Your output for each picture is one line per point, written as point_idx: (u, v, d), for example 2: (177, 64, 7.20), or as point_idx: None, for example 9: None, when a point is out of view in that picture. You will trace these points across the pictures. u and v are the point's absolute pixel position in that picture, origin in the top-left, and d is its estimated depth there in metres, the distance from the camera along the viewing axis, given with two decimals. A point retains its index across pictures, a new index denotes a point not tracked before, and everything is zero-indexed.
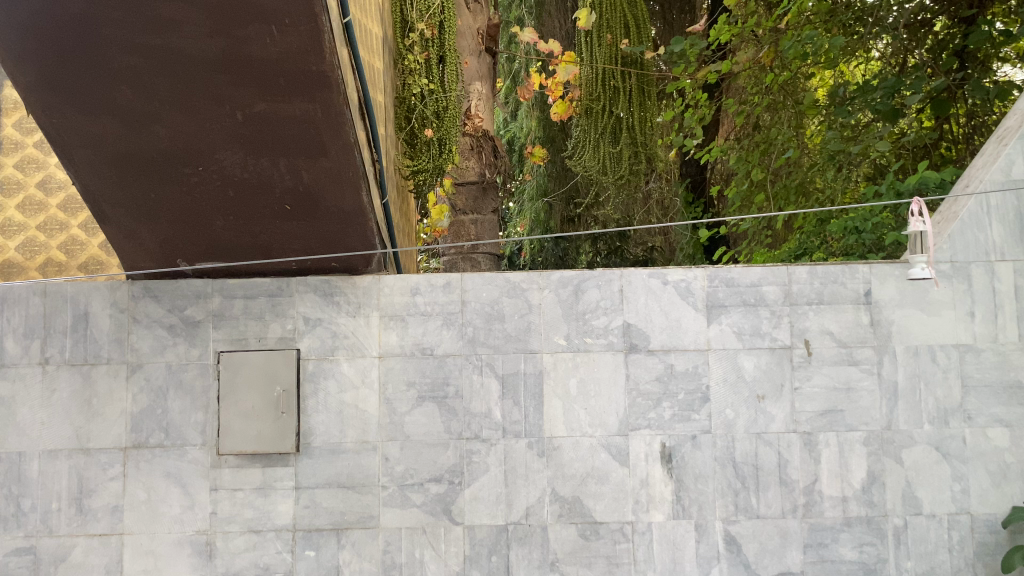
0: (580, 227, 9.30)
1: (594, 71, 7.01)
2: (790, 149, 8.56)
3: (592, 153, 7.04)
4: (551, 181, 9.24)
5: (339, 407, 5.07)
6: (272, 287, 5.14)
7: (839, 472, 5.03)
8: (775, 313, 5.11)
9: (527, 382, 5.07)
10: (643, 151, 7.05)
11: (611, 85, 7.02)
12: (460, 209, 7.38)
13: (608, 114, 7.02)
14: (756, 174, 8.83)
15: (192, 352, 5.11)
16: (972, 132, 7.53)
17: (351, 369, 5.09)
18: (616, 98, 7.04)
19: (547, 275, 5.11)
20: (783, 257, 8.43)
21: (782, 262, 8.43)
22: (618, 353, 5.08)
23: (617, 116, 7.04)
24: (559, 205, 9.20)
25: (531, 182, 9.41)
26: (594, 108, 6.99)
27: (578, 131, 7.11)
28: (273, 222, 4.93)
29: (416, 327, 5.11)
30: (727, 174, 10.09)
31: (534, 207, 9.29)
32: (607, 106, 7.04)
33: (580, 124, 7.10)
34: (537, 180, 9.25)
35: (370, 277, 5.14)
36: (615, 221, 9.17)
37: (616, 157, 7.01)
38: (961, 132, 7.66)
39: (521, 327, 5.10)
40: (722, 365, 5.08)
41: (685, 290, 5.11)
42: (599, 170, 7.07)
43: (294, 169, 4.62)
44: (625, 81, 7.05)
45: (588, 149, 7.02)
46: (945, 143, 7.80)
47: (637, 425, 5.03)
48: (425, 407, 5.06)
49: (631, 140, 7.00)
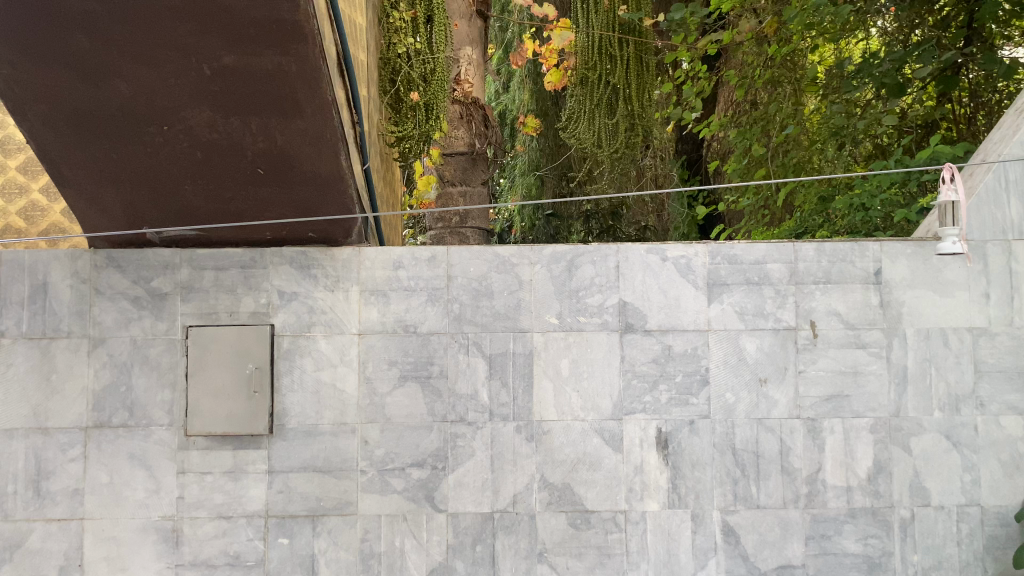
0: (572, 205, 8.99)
1: (590, 38, 6.67)
2: (790, 124, 8.23)
3: (587, 126, 6.72)
4: (543, 155, 8.92)
5: (316, 387, 4.76)
6: (245, 258, 4.80)
7: (844, 461, 4.77)
8: (780, 293, 4.83)
9: (515, 363, 4.77)
10: (639, 123, 6.75)
11: (608, 54, 6.69)
12: (449, 180, 7.05)
13: (606, 85, 6.71)
14: (754, 150, 8.50)
15: (159, 326, 4.79)
16: (976, 112, 7.24)
17: (328, 346, 4.78)
18: (613, 67, 6.72)
19: (539, 250, 4.80)
20: (784, 236, 8.12)
21: (781, 241, 8.15)
22: (613, 333, 4.78)
23: (614, 86, 6.73)
24: (552, 180, 8.89)
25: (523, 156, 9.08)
26: (591, 77, 6.68)
27: (573, 101, 6.81)
28: (246, 187, 4.57)
29: (398, 302, 4.79)
30: (723, 151, 9.74)
31: (524, 182, 8.98)
32: (603, 76, 6.72)
33: (574, 93, 6.81)
34: (529, 154, 8.92)
35: (351, 248, 4.81)
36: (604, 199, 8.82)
37: (611, 129, 6.71)
38: (963, 111, 7.35)
39: (510, 305, 4.80)
40: (724, 346, 4.79)
41: (685, 266, 4.81)
42: (595, 143, 6.74)
43: (267, 130, 4.26)
44: (623, 49, 6.72)
45: (583, 120, 6.70)
46: (947, 123, 7.42)
47: (632, 409, 4.74)
48: (407, 387, 4.76)
49: (628, 112, 6.69)
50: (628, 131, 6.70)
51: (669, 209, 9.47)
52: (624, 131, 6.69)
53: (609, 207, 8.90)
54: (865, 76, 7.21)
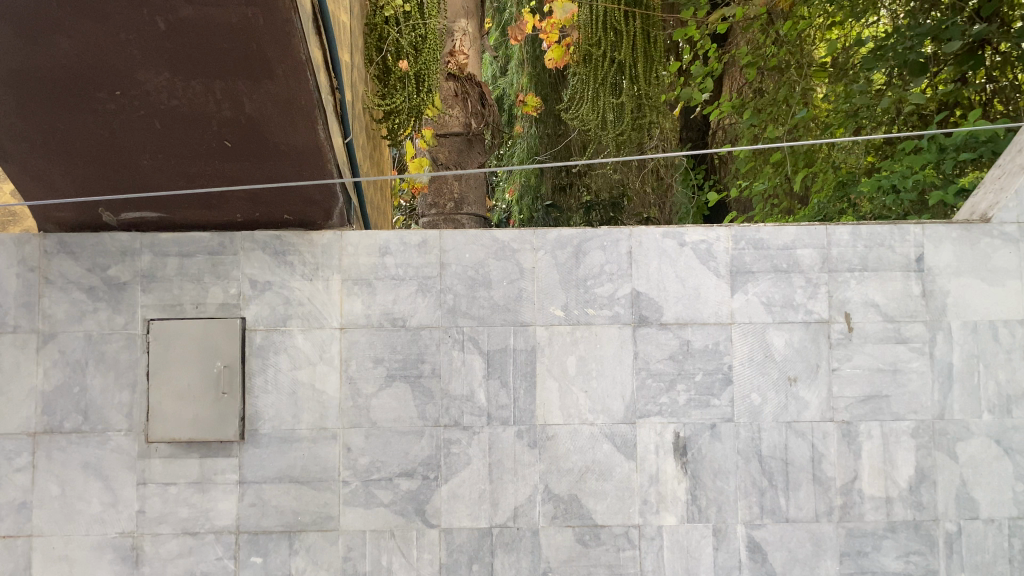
0: (572, 196, 8.63)
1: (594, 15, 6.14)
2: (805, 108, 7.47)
3: (590, 106, 6.19)
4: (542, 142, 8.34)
5: (292, 388, 4.25)
6: (213, 243, 4.30)
7: (883, 469, 4.28)
8: (811, 281, 4.32)
9: (516, 360, 4.26)
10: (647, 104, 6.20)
11: (614, 28, 6.15)
12: (444, 163, 6.46)
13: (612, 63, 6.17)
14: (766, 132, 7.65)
15: (117, 320, 4.28)
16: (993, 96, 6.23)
17: (307, 342, 4.26)
18: (618, 42, 6.16)
19: (542, 234, 4.29)
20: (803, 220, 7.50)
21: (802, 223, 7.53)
22: (625, 327, 4.27)
23: (619, 63, 6.17)
24: (550, 173, 8.50)
25: (521, 142, 8.46)
26: (597, 56, 6.13)
27: (575, 79, 6.24)
28: (212, 161, 4.05)
29: (385, 293, 4.28)
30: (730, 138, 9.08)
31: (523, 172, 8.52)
32: (608, 53, 6.17)
33: (577, 71, 6.23)
34: (528, 141, 8.32)
35: (332, 232, 4.30)
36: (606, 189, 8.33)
37: (617, 112, 6.17)
38: (980, 96, 6.30)
39: (510, 295, 4.28)
40: (749, 342, 4.28)
41: (705, 252, 4.29)
42: (599, 125, 6.21)
43: (234, 96, 3.74)
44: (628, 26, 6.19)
45: (588, 101, 6.18)
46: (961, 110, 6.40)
47: (647, 412, 4.24)
48: (395, 388, 4.25)
49: (635, 91, 6.13)
50: (635, 112, 6.17)
51: (673, 199, 8.90)
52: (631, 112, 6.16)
53: (610, 198, 8.27)
54: (886, 54, 6.42)
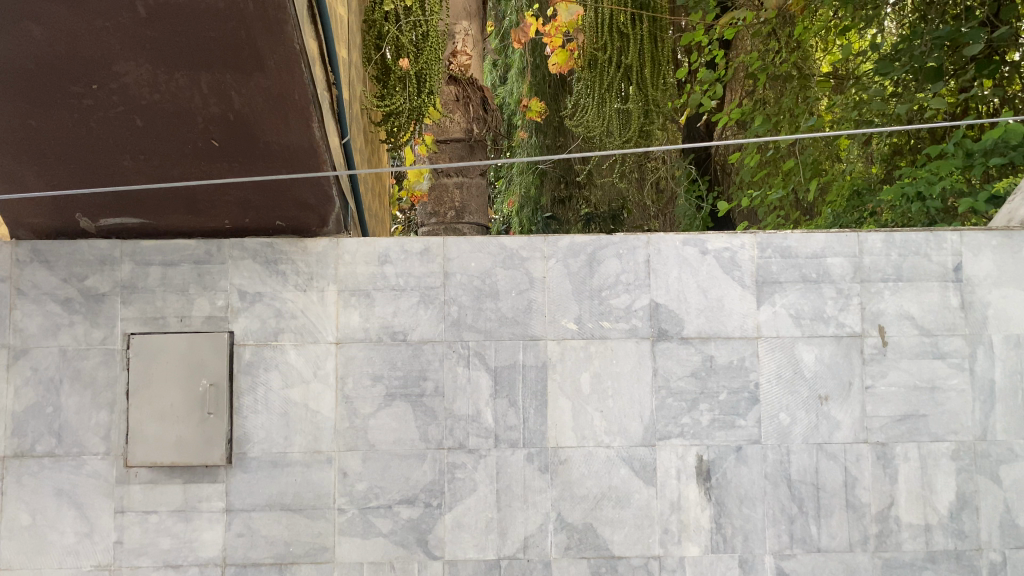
0: (570, 208, 8.27)
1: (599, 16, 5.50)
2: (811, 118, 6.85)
3: (595, 112, 5.55)
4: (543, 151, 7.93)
5: (284, 408, 3.93)
6: (199, 251, 3.99)
7: (922, 495, 3.96)
8: (842, 293, 4.03)
9: (526, 377, 3.95)
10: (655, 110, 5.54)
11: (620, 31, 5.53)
12: (443, 169, 6.09)
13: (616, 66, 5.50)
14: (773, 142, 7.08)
15: (94, 334, 3.95)
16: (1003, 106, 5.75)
17: (300, 358, 3.95)
18: (626, 46, 5.54)
19: (554, 241, 3.99)
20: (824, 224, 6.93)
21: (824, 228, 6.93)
22: (643, 342, 3.96)
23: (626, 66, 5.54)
24: (551, 181, 8.10)
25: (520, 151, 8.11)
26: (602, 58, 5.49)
27: (580, 85, 5.63)
28: (198, 163, 3.74)
29: (385, 304, 3.97)
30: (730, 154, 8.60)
31: (523, 180, 8.02)
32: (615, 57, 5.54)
33: (581, 77, 5.60)
34: (528, 151, 7.89)
35: (327, 240, 3.99)
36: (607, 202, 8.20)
37: (623, 119, 5.51)
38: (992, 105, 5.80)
39: (520, 307, 3.98)
40: (777, 357, 3.98)
41: (729, 261, 4.00)
42: (605, 133, 5.57)
43: (222, 90, 3.43)
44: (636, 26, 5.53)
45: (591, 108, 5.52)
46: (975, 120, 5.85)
47: (667, 433, 3.93)
48: (395, 407, 3.93)
49: (643, 97, 5.50)
50: (643, 120, 5.50)
51: (673, 209, 8.60)
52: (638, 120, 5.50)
53: (609, 211, 8.30)
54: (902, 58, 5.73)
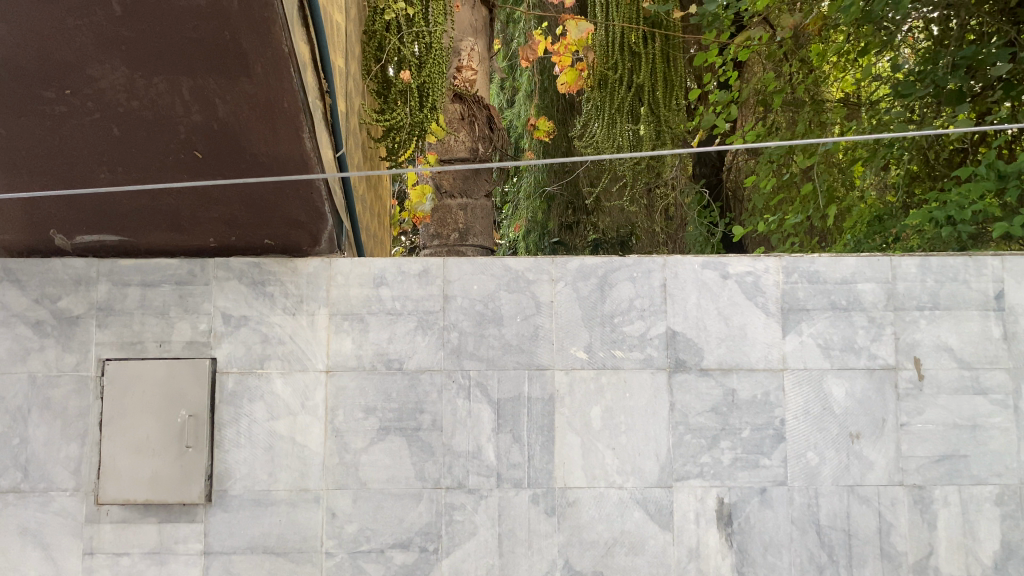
0: (578, 234, 7.95)
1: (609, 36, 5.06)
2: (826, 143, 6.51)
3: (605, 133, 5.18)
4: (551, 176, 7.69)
5: (269, 441, 3.63)
6: (181, 271, 3.71)
7: (963, 544, 3.61)
8: (874, 322, 3.72)
9: (532, 411, 3.64)
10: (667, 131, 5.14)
11: (631, 50, 5.13)
12: (447, 191, 5.80)
13: (627, 87, 5.11)
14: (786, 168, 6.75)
15: (66, 360, 3.66)
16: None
17: (287, 388, 3.65)
18: (637, 65, 5.14)
19: (562, 263, 3.70)
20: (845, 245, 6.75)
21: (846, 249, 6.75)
22: (658, 373, 3.66)
23: (638, 86, 5.14)
24: (559, 207, 7.77)
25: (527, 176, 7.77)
26: (613, 79, 5.10)
27: (588, 105, 5.25)
28: (181, 177, 3.47)
29: (379, 330, 3.68)
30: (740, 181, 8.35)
31: (530, 207, 7.71)
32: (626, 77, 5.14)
33: (590, 96, 5.23)
34: (535, 176, 7.63)
35: (319, 260, 3.71)
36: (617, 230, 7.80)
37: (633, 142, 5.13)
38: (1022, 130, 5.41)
39: (525, 334, 3.68)
40: (804, 391, 3.67)
41: (752, 286, 3.70)
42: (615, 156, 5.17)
43: (204, 97, 3.16)
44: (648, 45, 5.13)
45: (599, 133, 5.15)
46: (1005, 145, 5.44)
47: (685, 473, 3.61)
48: (388, 442, 3.63)
49: (655, 119, 5.11)
50: (656, 142, 5.11)
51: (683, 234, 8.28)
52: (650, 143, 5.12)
53: (618, 237, 7.92)
54: (925, 80, 5.36)
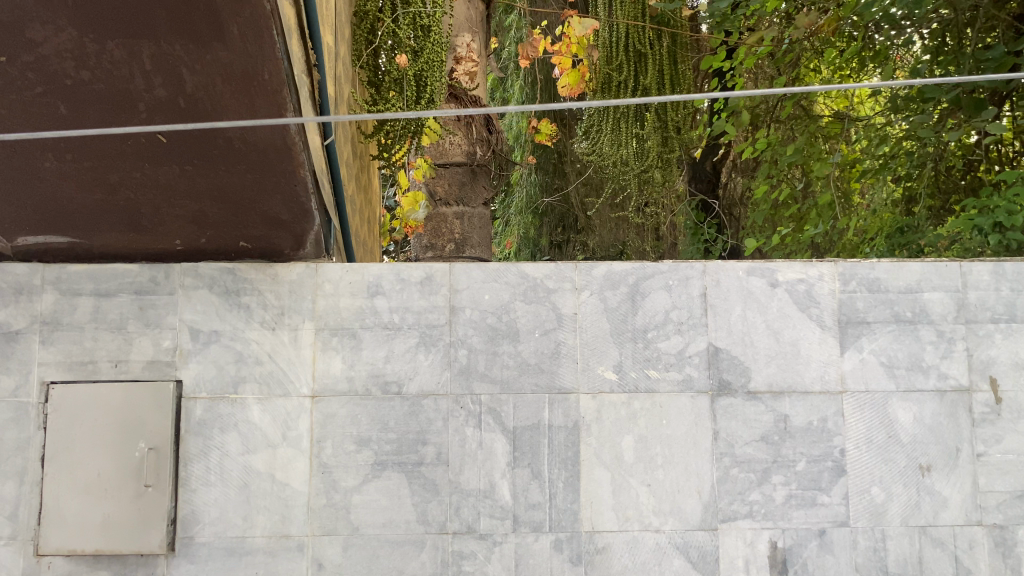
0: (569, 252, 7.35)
1: (613, 32, 4.42)
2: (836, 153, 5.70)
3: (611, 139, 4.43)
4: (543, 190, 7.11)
5: (244, 479, 3.08)
6: (142, 279, 3.16)
7: None
8: (944, 336, 3.23)
9: (554, 442, 3.12)
10: (676, 138, 4.45)
11: (639, 52, 4.44)
12: (441, 199, 5.19)
13: (632, 91, 4.41)
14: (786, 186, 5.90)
15: (3, 383, 3.10)
16: None
17: (265, 416, 3.11)
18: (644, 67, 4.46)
19: (587, 269, 3.20)
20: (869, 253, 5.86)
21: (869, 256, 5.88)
22: (699, 397, 3.16)
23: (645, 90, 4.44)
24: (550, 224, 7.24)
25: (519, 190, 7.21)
26: (618, 81, 4.41)
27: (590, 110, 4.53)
28: (141, 167, 2.91)
29: (374, 347, 3.16)
30: (737, 197, 7.80)
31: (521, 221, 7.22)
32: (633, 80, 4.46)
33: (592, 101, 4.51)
34: (527, 191, 7.08)
35: (303, 265, 3.18)
36: (605, 249, 6.99)
37: (639, 149, 4.41)
38: None
39: (544, 351, 3.17)
40: (866, 417, 3.18)
41: (805, 295, 3.22)
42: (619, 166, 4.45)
43: (169, 65, 2.62)
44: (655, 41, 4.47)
45: (604, 139, 4.42)
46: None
47: (732, 514, 3.11)
48: (385, 480, 3.09)
49: (661, 123, 4.41)
50: (663, 150, 4.42)
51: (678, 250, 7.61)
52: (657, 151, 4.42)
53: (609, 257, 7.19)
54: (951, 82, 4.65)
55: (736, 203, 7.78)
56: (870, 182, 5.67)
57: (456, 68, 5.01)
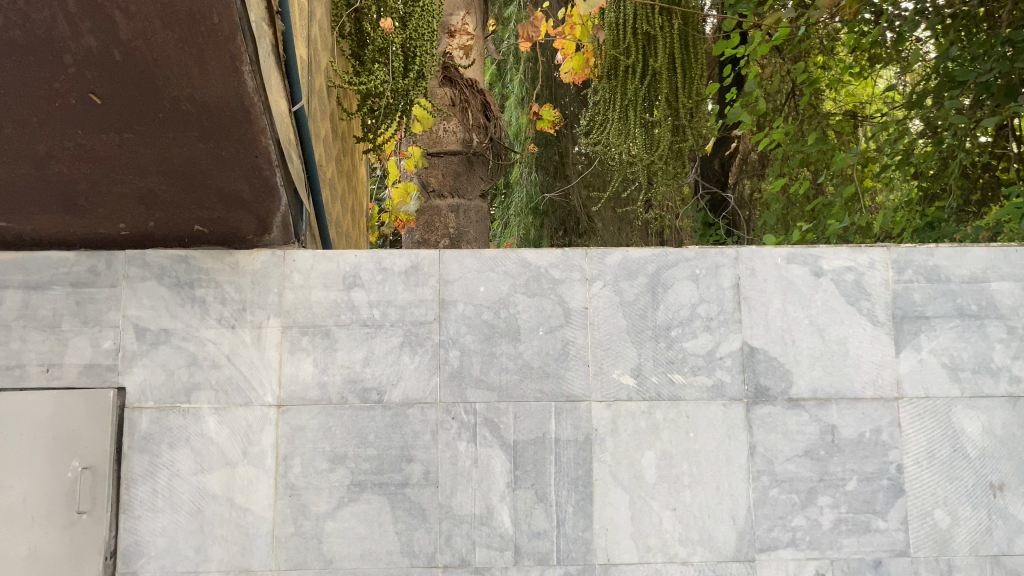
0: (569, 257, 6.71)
1: (621, 11, 3.69)
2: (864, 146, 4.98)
3: (620, 126, 3.67)
4: (544, 189, 6.52)
5: (198, 504, 2.62)
6: (80, 268, 2.70)
7: None
8: (1016, 333, 2.75)
9: (563, 458, 2.66)
10: (689, 126, 3.66)
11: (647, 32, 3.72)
12: (435, 190, 4.50)
13: (640, 76, 3.68)
14: (806, 183, 5.19)
15: None
16: None
17: (223, 429, 2.65)
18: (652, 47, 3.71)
19: (599, 256, 2.74)
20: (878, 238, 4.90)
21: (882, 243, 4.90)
22: (732, 405, 2.70)
23: (655, 73, 3.68)
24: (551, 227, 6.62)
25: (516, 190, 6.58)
26: (625, 65, 3.67)
27: (597, 96, 3.77)
28: (71, 133, 2.39)
29: (352, 348, 2.70)
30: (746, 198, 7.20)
31: (521, 223, 6.53)
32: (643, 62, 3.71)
33: (600, 88, 3.77)
34: (528, 190, 6.45)
35: (270, 253, 2.73)
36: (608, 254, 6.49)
37: (648, 139, 3.67)
38: None
39: (551, 351, 2.71)
40: (928, 428, 2.71)
41: (854, 286, 2.76)
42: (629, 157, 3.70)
43: (96, 4, 2.14)
44: (664, 23, 3.71)
45: (611, 129, 3.69)
46: None
47: (771, 542, 2.64)
48: (363, 504, 2.64)
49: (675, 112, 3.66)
50: (675, 143, 3.67)
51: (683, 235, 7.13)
52: (669, 141, 3.66)
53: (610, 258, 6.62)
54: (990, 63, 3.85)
55: (745, 204, 7.14)
56: (884, 183, 4.82)
57: (449, 44, 4.42)
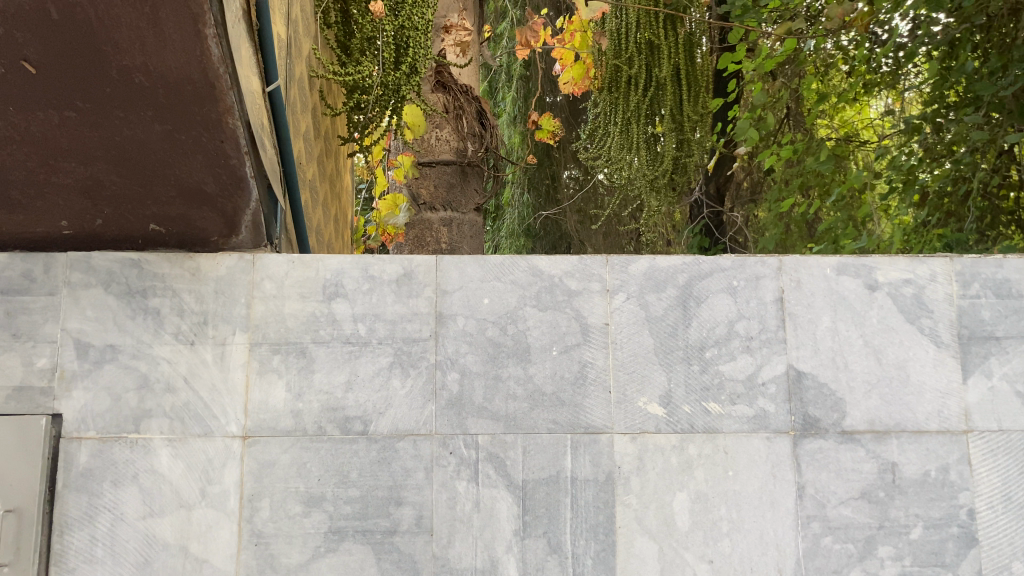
0: None
1: (623, 16, 3.29)
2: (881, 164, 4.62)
3: (622, 136, 3.23)
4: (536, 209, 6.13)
5: (146, 554, 2.20)
6: (11, 272, 2.29)
7: None
8: None
9: (580, 500, 2.27)
10: (696, 140, 3.27)
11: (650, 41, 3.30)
12: (427, 202, 4.04)
13: (644, 87, 3.26)
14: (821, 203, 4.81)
15: None
16: None
17: (178, 464, 2.24)
18: (655, 56, 3.29)
19: (621, 264, 2.37)
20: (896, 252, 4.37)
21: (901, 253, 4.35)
22: (776, 439, 2.31)
23: (660, 83, 3.26)
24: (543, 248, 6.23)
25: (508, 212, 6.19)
26: (628, 75, 3.26)
27: (595, 107, 3.34)
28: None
29: (332, 370, 2.30)
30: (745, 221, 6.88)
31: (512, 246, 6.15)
32: (647, 71, 3.27)
33: (598, 100, 3.33)
34: (519, 212, 6.05)
35: (238, 258, 2.34)
36: None
37: (651, 155, 3.26)
38: None
39: (565, 376, 2.32)
40: (1002, 466, 2.33)
41: (914, 301, 2.39)
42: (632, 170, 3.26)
43: None
44: (668, 33, 3.31)
45: (611, 143, 3.25)
46: None
47: None
48: (344, 555, 2.22)
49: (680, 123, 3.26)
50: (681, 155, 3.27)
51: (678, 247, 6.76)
52: (674, 156, 3.26)
53: None
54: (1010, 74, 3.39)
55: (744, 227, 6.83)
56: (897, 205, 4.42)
57: (445, 40, 3.98)
